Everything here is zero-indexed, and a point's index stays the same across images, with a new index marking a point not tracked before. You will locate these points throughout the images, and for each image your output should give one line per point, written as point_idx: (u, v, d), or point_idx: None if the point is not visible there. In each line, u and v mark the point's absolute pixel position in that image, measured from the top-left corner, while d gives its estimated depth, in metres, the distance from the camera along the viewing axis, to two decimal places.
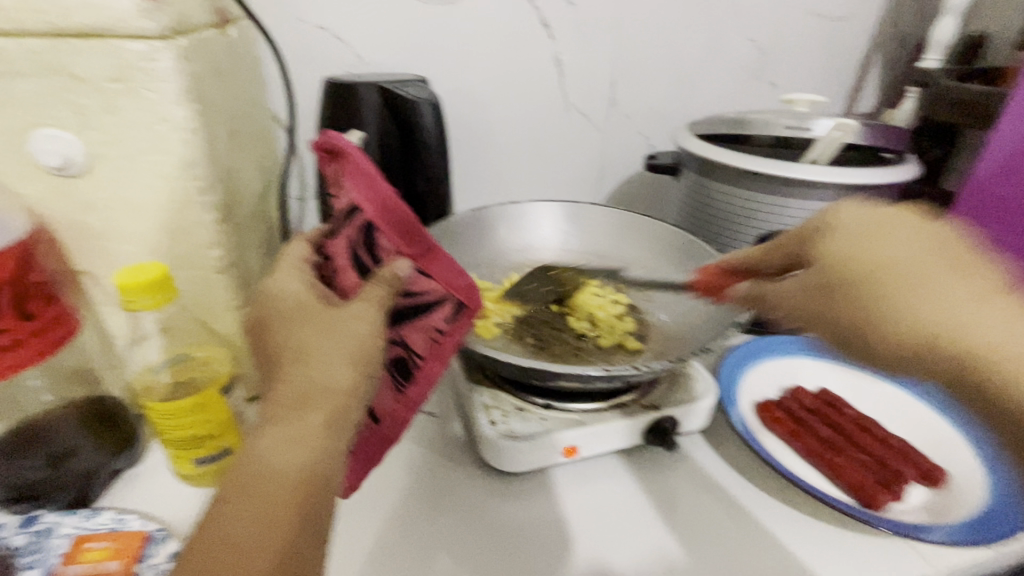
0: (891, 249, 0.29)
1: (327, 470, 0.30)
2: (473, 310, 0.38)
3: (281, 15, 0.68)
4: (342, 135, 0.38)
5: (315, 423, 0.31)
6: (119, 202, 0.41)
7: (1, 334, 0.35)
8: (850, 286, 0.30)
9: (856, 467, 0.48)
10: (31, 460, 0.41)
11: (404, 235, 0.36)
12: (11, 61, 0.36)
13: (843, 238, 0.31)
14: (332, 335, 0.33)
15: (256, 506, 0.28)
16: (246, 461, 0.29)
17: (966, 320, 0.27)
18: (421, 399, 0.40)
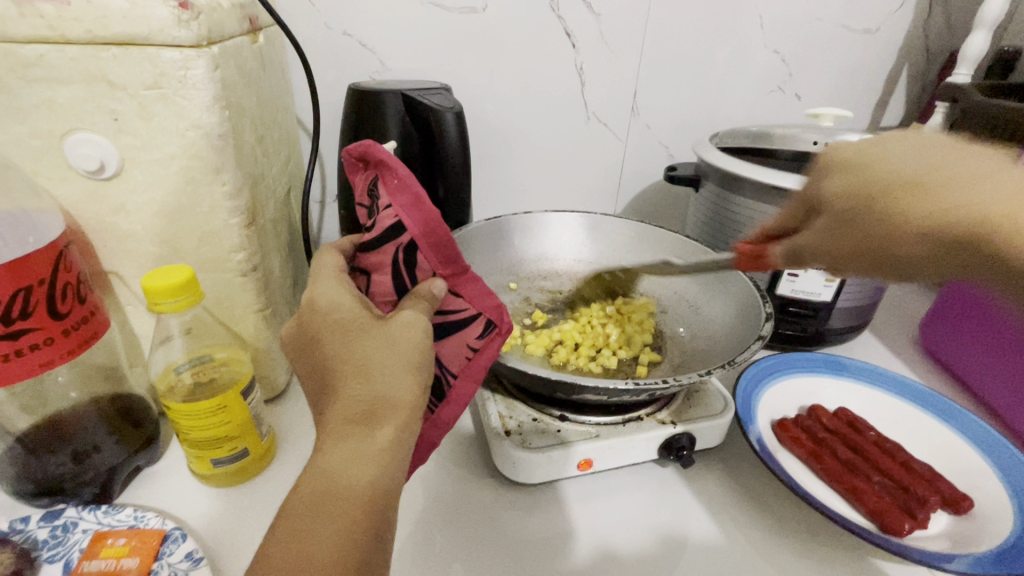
0: (895, 165, 0.35)
1: (391, 484, 0.30)
2: (505, 334, 0.38)
3: (308, 22, 0.69)
4: (383, 149, 0.39)
5: (381, 439, 0.31)
6: (150, 206, 0.42)
7: (33, 332, 0.36)
8: (856, 213, 0.36)
9: (875, 491, 0.47)
10: (58, 455, 0.42)
11: (441, 254, 0.37)
12: (51, 66, 0.37)
13: (845, 171, 0.37)
14: (392, 349, 0.33)
15: (331, 524, 0.28)
16: (318, 478, 0.30)
17: (961, 194, 0.32)
18: (450, 420, 0.39)
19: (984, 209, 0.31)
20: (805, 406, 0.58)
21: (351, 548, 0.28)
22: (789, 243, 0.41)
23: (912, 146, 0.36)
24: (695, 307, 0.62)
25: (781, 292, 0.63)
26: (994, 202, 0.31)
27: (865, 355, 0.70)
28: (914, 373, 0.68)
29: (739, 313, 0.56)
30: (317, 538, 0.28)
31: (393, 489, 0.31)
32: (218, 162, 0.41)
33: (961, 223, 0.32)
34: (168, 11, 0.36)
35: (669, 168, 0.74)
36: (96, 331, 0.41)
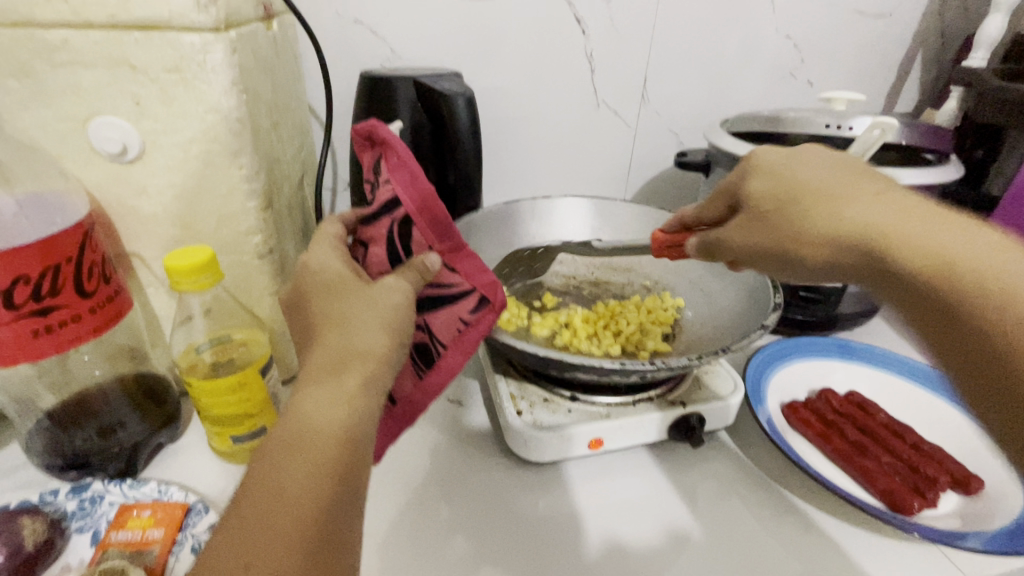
0: (809, 174, 0.38)
1: (365, 428, 0.31)
2: (498, 309, 0.38)
3: (319, 10, 0.69)
4: (386, 125, 0.40)
5: (353, 385, 0.31)
6: (171, 189, 0.43)
7: (62, 310, 0.37)
8: (776, 210, 0.38)
9: (885, 472, 0.48)
10: (83, 430, 0.44)
11: (436, 231, 0.37)
12: (75, 51, 0.38)
13: (771, 174, 0.40)
14: (369, 306, 0.34)
15: (301, 458, 0.29)
16: (290, 422, 0.30)
17: (866, 213, 0.34)
18: (440, 387, 0.40)
19: (886, 224, 0.32)
20: (816, 389, 0.58)
21: (321, 480, 0.28)
22: (707, 237, 0.46)
23: (838, 166, 0.38)
24: (711, 301, 0.62)
25: None
26: (903, 223, 0.32)
27: (875, 340, 0.70)
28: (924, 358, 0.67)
29: (748, 300, 0.56)
30: (287, 471, 0.28)
31: (366, 432, 0.31)
32: (236, 145, 0.42)
33: (892, 246, 0.32)
34: None
35: (679, 154, 0.74)
36: (120, 310, 0.42)
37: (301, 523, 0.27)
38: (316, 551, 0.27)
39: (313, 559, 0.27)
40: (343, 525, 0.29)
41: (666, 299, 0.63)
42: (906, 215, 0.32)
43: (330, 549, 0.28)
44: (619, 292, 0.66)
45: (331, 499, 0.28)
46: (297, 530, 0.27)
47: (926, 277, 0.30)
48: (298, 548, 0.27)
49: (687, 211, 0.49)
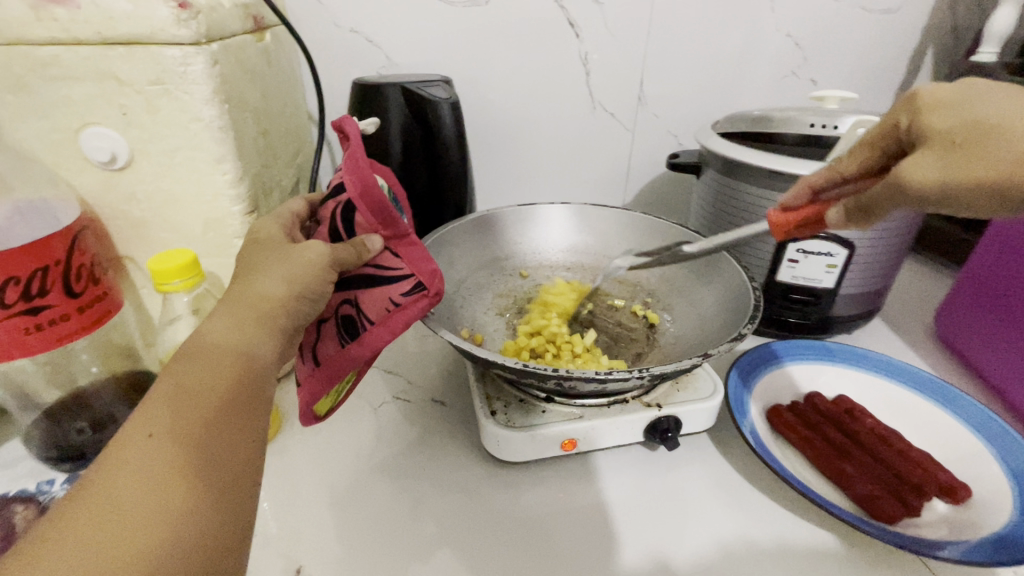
0: (958, 116, 0.32)
1: (257, 364, 0.32)
2: (433, 296, 0.39)
3: (317, 21, 0.72)
4: (351, 120, 0.42)
5: (249, 323, 0.33)
6: (159, 194, 0.46)
7: (53, 309, 0.40)
8: (974, 138, 0.31)
9: (868, 479, 0.46)
10: (76, 422, 0.46)
11: (379, 216, 0.39)
12: (66, 66, 0.40)
13: (939, 108, 0.33)
14: (279, 258, 0.36)
15: (202, 366, 0.30)
16: (189, 348, 0.31)
17: None
18: (361, 358, 0.40)
19: None
20: (803, 394, 0.57)
21: (206, 401, 0.29)
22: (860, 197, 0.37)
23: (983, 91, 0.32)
24: (703, 322, 0.56)
25: (782, 278, 0.62)
26: None
27: (874, 345, 0.68)
28: (925, 363, 0.65)
29: (727, 299, 0.55)
30: (182, 381, 0.29)
31: (264, 359, 0.33)
32: (219, 151, 0.44)
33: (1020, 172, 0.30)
34: (168, 11, 0.39)
35: (672, 156, 0.73)
36: (108, 311, 0.44)
37: (201, 414, 0.28)
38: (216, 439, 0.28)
39: (212, 444, 0.28)
40: (245, 425, 0.30)
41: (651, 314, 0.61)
42: None
43: (231, 440, 0.29)
44: (614, 306, 0.64)
45: (230, 403, 0.30)
46: (198, 419, 0.28)
47: None
48: (199, 436, 0.28)
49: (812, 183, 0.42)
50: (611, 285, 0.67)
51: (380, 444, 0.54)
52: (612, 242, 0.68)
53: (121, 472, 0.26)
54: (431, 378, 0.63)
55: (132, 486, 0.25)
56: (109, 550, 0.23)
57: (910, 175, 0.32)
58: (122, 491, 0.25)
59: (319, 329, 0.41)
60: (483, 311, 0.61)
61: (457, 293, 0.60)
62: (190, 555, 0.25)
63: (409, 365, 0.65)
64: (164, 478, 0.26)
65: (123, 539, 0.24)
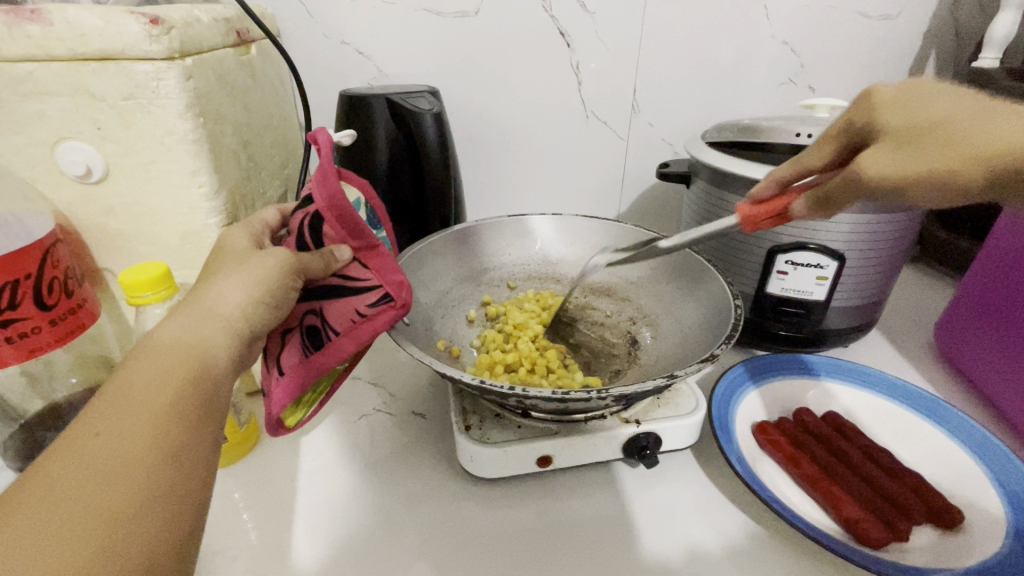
0: (913, 115, 0.33)
1: (216, 367, 0.32)
2: (400, 308, 0.39)
3: (307, 34, 0.72)
4: (324, 132, 0.42)
5: (209, 326, 0.32)
6: (135, 207, 0.46)
7: (24, 322, 0.40)
8: (927, 132, 0.32)
9: (855, 502, 0.44)
10: (53, 433, 0.47)
11: (347, 227, 0.39)
12: (41, 82, 0.41)
13: (902, 104, 0.33)
14: (242, 264, 0.35)
15: (154, 365, 0.30)
16: (146, 349, 0.30)
17: (989, 125, 0.30)
18: (326, 369, 0.40)
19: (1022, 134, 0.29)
20: (791, 410, 0.55)
21: (162, 403, 0.28)
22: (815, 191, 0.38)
23: (940, 94, 0.33)
24: (684, 337, 0.56)
25: (771, 290, 0.61)
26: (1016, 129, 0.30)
27: (871, 359, 0.66)
28: (923, 378, 0.63)
29: (709, 315, 0.53)
30: (137, 382, 0.29)
31: (222, 360, 0.32)
32: (193, 164, 0.44)
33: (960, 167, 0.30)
34: (140, 27, 0.39)
35: (662, 166, 0.73)
36: (82, 322, 0.44)
37: (153, 409, 0.28)
38: (169, 432, 0.28)
39: (166, 439, 0.27)
40: (199, 426, 0.29)
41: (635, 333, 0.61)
42: (1004, 122, 0.30)
43: (185, 433, 0.28)
44: (600, 321, 0.64)
45: (186, 406, 0.29)
46: (151, 416, 0.28)
47: (978, 174, 0.30)
48: (154, 438, 0.27)
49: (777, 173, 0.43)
50: (598, 298, 0.66)
51: (357, 457, 0.54)
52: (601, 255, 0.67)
53: (62, 475, 0.25)
54: (414, 390, 0.63)
55: (79, 485, 0.25)
56: (54, 549, 0.23)
57: (870, 167, 0.33)
58: (69, 488, 0.24)
59: (282, 339, 0.40)
60: (464, 322, 0.62)
61: (438, 306, 0.59)
62: (131, 556, 0.24)
63: (392, 376, 0.65)
64: (109, 480, 0.25)
65: (70, 537, 0.23)
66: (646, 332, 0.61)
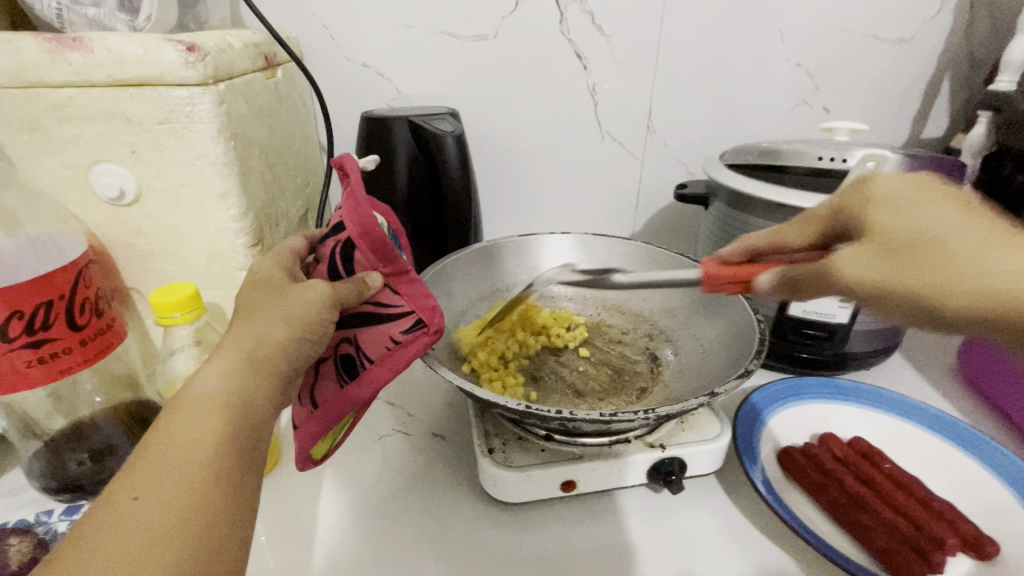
0: (910, 223, 0.30)
1: (255, 412, 0.31)
2: (433, 334, 0.39)
3: (329, 56, 0.74)
4: (352, 158, 0.43)
5: (246, 367, 0.32)
6: (166, 229, 0.47)
7: (55, 342, 0.40)
8: (918, 248, 0.29)
9: (885, 530, 0.43)
10: (77, 454, 0.46)
11: (378, 253, 0.39)
12: (78, 107, 0.41)
13: (891, 206, 0.31)
14: (280, 298, 0.35)
15: (194, 417, 0.29)
16: (186, 395, 0.30)
17: (979, 250, 0.28)
18: (361, 400, 0.40)
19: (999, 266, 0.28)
20: (817, 435, 0.55)
21: (201, 455, 0.28)
22: (788, 270, 0.38)
23: (947, 200, 0.30)
24: (704, 355, 0.56)
25: (793, 313, 0.60)
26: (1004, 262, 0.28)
27: (894, 383, 0.65)
28: (947, 401, 0.62)
29: (731, 336, 0.53)
30: (177, 432, 0.28)
31: (262, 403, 0.32)
32: (223, 187, 0.45)
33: (950, 301, 0.29)
34: (177, 55, 0.40)
35: (679, 187, 0.73)
36: (110, 342, 0.45)
37: (192, 468, 0.27)
38: (204, 494, 0.27)
39: (203, 501, 0.27)
40: (239, 478, 0.29)
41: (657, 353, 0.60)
42: (999, 249, 0.28)
43: (223, 493, 0.28)
44: (617, 338, 0.63)
45: (225, 456, 0.29)
46: (190, 470, 0.27)
47: (957, 297, 0.29)
48: (194, 494, 0.27)
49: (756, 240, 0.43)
50: (613, 315, 0.66)
51: (376, 478, 0.53)
52: (618, 273, 0.66)
53: (106, 538, 0.25)
54: (432, 410, 0.62)
55: (121, 548, 0.24)
56: None
57: (840, 264, 0.32)
58: (106, 561, 0.24)
59: (316, 370, 0.40)
60: None
61: (458, 325, 0.60)
62: None
63: (410, 396, 0.65)
64: (150, 544, 0.25)
65: None
66: (666, 348, 0.61)
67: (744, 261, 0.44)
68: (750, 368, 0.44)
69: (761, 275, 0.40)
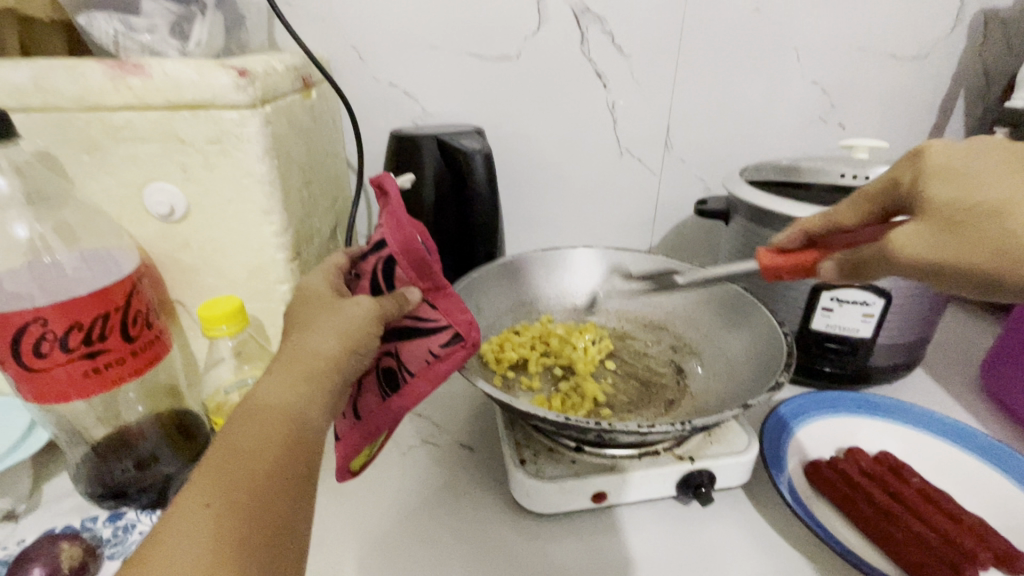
0: (966, 196, 0.31)
1: (309, 424, 0.33)
2: (470, 348, 0.40)
3: (358, 76, 0.76)
4: (392, 178, 0.44)
5: (300, 381, 0.34)
6: (211, 244, 0.48)
7: (109, 353, 0.42)
8: (975, 220, 0.31)
9: (916, 543, 0.43)
10: (123, 461, 0.48)
11: (418, 269, 0.40)
12: (134, 128, 0.44)
13: (950, 180, 0.32)
14: (329, 314, 0.37)
15: (255, 429, 0.31)
16: (248, 408, 0.32)
17: None
18: (401, 412, 0.41)
19: None
20: (842, 448, 0.55)
21: (262, 465, 0.30)
22: (850, 254, 0.37)
23: (1009, 171, 0.31)
24: (731, 368, 0.56)
25: (816, 327, 0.60)
26: None
27: (916, 397, 0.66)
28: (971, 415, 0.63)
29: (758, 350, 0.53)
30: (241, 443, 0.31)
31: (315, 415, 0.33)
32: (267, 204, 0.47)
33: (1015, 268, 0.30)
34: (229, 79, 0.42)
35: (700, 203, 0.74)
36: (158, 354, 0.46)
37: (255, 477, 0.29)
38: (265, 505, 0.29)
39: (264, 509, 0.29)
40: (295, 490, 0.30)
41: (683, 367, 0.61)
42: None
43: (282, 503, 0.30)
44: (642, 351, 0.64)
45: (283, 467, 0.31)
46: (252, 479, 0.29)
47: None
48: (255, 503, 0.29)
49: (806, 221, 0.43)
50: (636, 328, 0.67)
51: (407, 488, 0.54)
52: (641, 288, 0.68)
53: (179, 541, 0.27)
54: (459, 421, 0.64)
55: (192, 550, 0.27)
56: None
57: (902, 239, 0.33)
58: (179, 563, 0.26)
59: (359, 383, 0.42)
60: None
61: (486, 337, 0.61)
62: None
63: (436, 407, 0.66)
64: (217, 548, 0.27)
65: None
66: (691, 362, 0.62)
67: (800, 245, 0.43)
68: (780, 379, 0.45)
69: (822, 261, 0.40)
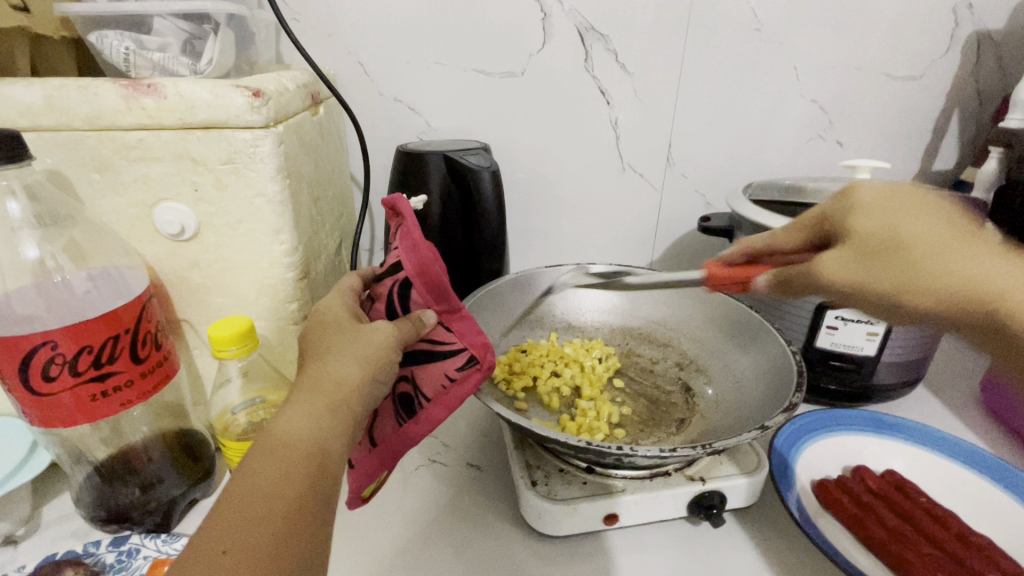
0: (884, 227, 0.31)
1: (331, 456, 0.33)
2: (485, 370, 0.40)
3: (363, 91, 0.76)
4: (405, 199, 0.45)
5: (323, 410, 0.34)
6: (220, 263, 0.48)
7: (118, 375, 0.41)
8: (887, 252, 0.31)
9: (926, 564, 0.43)
10: (128, 485, 0.47)
11: (433, 292, 0.40)
12: (147, 148, 0.43)
13: (870, 211, 0.32)
14: (351, 340, 0.37)
15: (278, 461, 0.31)
16: (270, 438, 0.32)
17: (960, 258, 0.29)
18: (418, 437, 0.41)
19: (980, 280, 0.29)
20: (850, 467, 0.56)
21: (283, 502, 0.30)
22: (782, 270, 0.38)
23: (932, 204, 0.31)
24: (741, 387, 0.56)
25: (820, 344, 0.61)
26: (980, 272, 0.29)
27: (918, 415, 0.66)
28: (972, 432, 0.63)
29: (768, 371, 0.53)
30: (263, 476, 0.30)
31: (337, 446, 0.33)
32: (278, 224, 0.47)
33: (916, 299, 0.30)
34: (244, 100, 0.42)
35: (702, 219, 0.74)
36: (165, 375, 0.46)
37: (276, 515, 0.29)
38: (287, 546, 0.29)
39: (284, 549, 0.29)
40: (315, 527, 0.30)
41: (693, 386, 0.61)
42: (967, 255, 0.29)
43: (301, 542, 0.29)
44: (649, 368, 0.64)
45: (304, 503, 0.30)
46: (274, 518, 0.29)
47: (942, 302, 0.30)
48: (276, 543, 0.28)
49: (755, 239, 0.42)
50: (641, 344, 0.67)
51: (413, 507, 0.54)
52: (648, 305, 0.69)
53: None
54: (464, 438, 0.63)
55: None
56: None
57: (827, 267, 0.33)
58: None
59: (376, 410, 0.42)
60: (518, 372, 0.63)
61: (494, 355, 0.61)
62: None
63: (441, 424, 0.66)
64: None
65: None
66: (699, 379, 0.62)
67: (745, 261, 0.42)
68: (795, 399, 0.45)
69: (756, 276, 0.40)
